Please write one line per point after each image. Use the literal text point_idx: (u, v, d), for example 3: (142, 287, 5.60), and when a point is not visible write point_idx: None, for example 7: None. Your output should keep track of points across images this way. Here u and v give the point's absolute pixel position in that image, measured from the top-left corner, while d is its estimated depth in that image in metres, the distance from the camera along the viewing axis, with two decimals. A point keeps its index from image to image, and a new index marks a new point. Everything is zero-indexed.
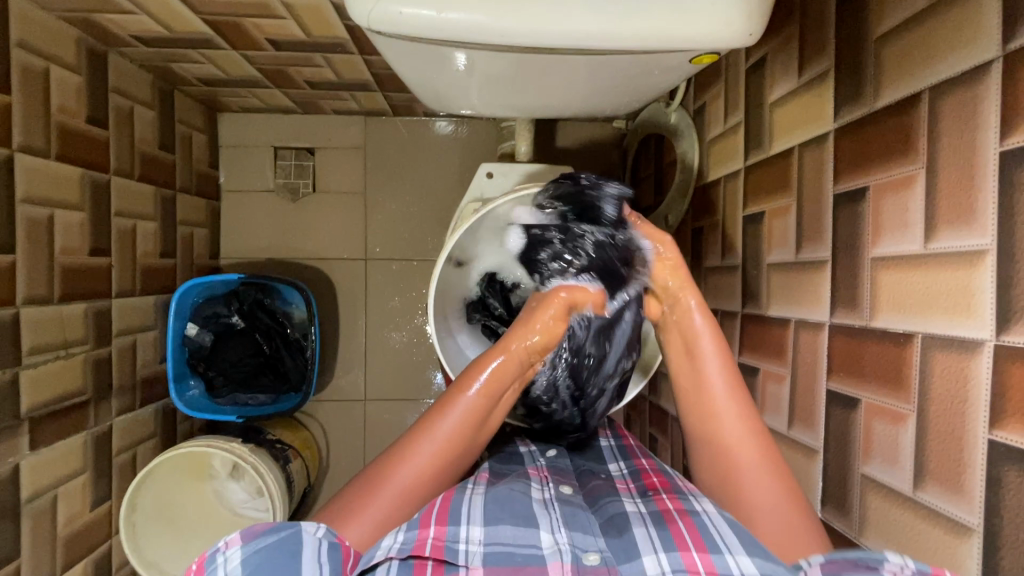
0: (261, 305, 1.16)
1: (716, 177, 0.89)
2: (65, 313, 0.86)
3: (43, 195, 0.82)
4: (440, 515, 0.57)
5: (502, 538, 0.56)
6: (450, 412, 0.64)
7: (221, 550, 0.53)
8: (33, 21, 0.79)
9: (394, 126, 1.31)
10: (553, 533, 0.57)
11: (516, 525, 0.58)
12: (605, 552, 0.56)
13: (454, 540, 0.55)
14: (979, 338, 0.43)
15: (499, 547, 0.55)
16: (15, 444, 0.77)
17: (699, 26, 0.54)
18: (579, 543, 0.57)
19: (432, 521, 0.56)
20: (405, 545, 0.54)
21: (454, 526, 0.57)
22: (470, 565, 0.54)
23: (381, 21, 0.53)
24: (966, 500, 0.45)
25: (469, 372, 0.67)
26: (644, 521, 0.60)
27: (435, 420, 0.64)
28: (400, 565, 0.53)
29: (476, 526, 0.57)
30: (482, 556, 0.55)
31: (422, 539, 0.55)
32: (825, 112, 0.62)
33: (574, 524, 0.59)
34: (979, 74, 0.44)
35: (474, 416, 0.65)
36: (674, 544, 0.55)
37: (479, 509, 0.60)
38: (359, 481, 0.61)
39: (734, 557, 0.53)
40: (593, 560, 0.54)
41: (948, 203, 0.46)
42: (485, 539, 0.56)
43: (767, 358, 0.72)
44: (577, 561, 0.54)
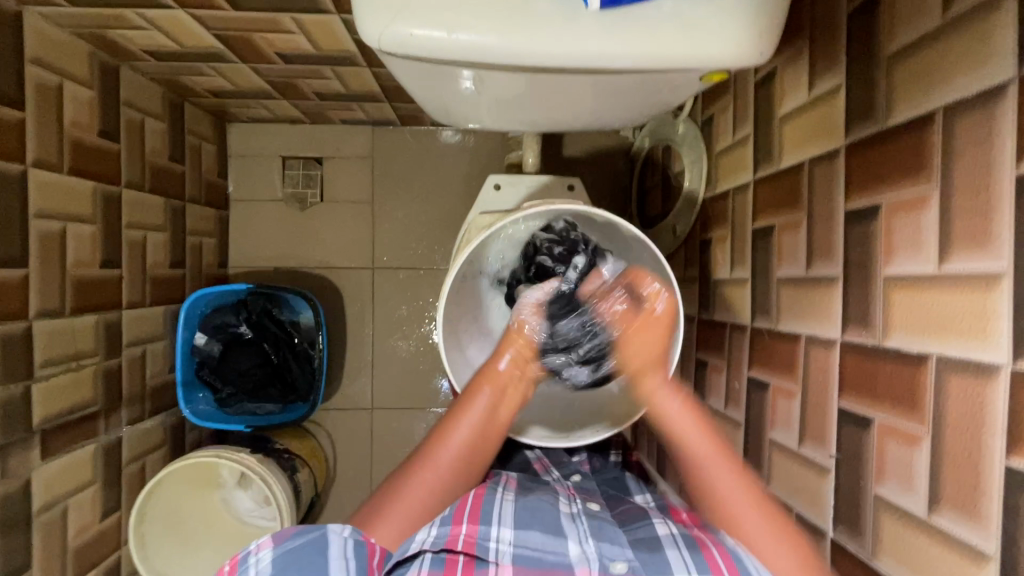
0: (269, 314, 1.16)
1: (724, 189, 0.88)
2: (77, 325, 0.87)
3: (56, 209, 0.83)
4: (473, 515, 0.58)
5: (532, 542, 0.57)
6: (461, 422, 0.68)
7: (252, 553, 0.54)
8: (47, 37, 0.80)
9: (402, 136, 1.31)
10: (580, 543, 0.57)
11: (544, 531, 0.58)
12: (633, 562, 0.56)
13: (486, 539, 0.56)
14: (996, 363, 0.43)
15: (529, 551, 0.56)
16: (27, 457, 0.77)
17: (710, 45, 0.54)
18: (606, 552, 0.57)
19: (464, 519, 0.57)
20: (438, 539, 0.55)
21: (486, 525, 0.57)
22: (499, 562, 0.55)
23: (392, 42, 0.54)
24: (982, 526, 0.44)
25: (460, 407, 0.69)
26: (676, 543, 0.59)
27: (444, 436, 0.68)
28: (433, 559, 0.55)
29: (507, 528, 0.58)
30: (512, 557, 0.55)
31: (455, 535, 0.56)
32: (835, 128, 0.62)
33: (601, 535, 0.60)
34: (994, 95, 0.44)
35: (483, 424, 0.68)
36: (707, 567, 0.55)
37: (511, 512, 0.60)
38: (384, 490, 0.66)
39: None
40: (621, 569, 0.55)
41: (963, 225, 0.46)
42: (515, 540, 0.57)
43: (777, 373, 0.72)
44: (605, 570, 0.55)
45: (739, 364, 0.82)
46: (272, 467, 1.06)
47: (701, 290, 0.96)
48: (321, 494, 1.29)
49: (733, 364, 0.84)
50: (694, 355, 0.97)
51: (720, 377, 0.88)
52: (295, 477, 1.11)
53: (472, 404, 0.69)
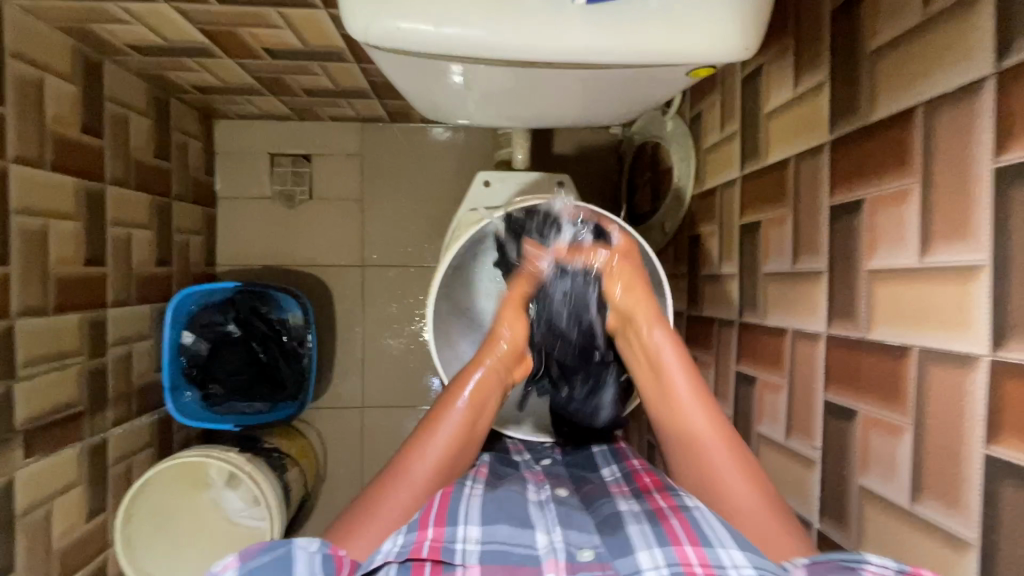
0: (257, 312, 1.15)
1: (712, 185, 0.89)
2: (61, 324, 0.86)
3: (38, 206, 0.82)
4: (439, 516, 0.58)
5: (499, 536, 0.57)
6: (441, 430, 0.67)
7: (218, 574, 0.52)
8: (29, 31, 0.79)
9: (391, 133, 1.31)
10: (548, 533, 0.58)
11: (511, 524, 0.58)
12: (599, 548, 0.56)
13: (452, 540, 0.56)
14: (975, 353, 0.44)
15: (496, 545, 0.56)
16: (10, 457, 0.76)
17: (696, 40, 0.54)
18: (573, 540, 0.58)
19: (431, 522, 0.57)
20: (403, 549, 0.55)
21: (452, 526, 0.57)
22: (467, 564, 0.54)
23: (378, 36, 0.53)
24: (963, 514, 0.45)
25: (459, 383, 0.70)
26: (638, 518, 0.60)
27: (421, 445, 0.66)
28: (399, 568, 0.54)
29: (474, 525, 0.57)
30: (479, 555, 0.55)
31: (420, 541, 0.55)
32: (820, 123, 0.63)
33: (569, 523, 0.60)
34: (972, 90, 0.44)
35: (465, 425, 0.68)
36: (667, 538, 0.55)
37: (478, 508, 0.60)
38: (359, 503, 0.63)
39: (725, 550, 0.53)
40: (587, 557, 0.55)
41: (944, 218, 0.47)
42: (483, 537, 0.56)
43: (764, 367, 0.72)
44: (572, 558, 0.55)
45: (727, 358, 0.83)
46: (261, 466, 1.05)
47: (690, 286, 0.96)
48: (311, 494, 1.28)
49: (721, 359, 0.84)
50: None
51: (709, 372, 0.88)
52: (285, 476, 1.11)
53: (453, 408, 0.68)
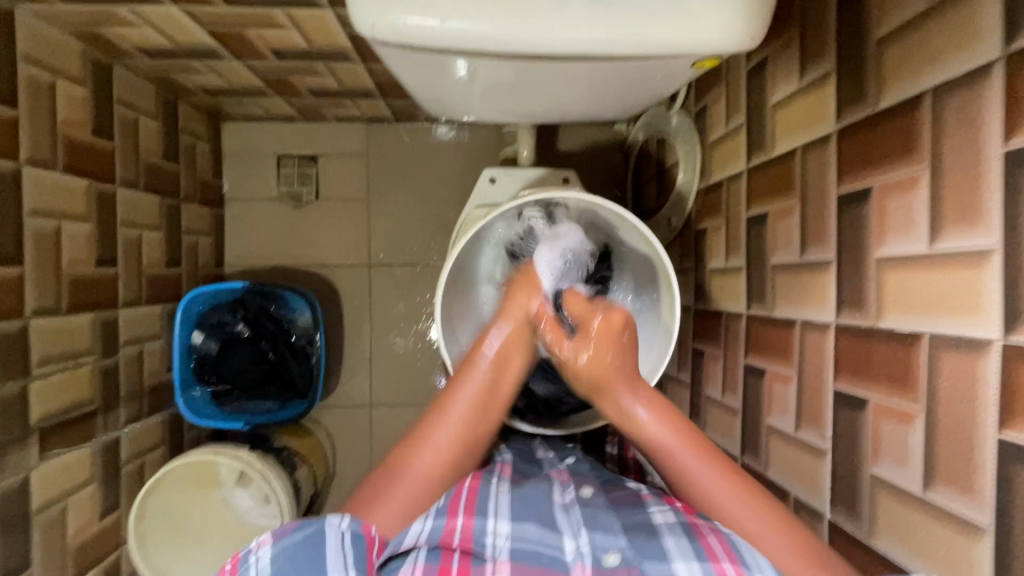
0: (266, 312, 1.16)
1: (718, 179, 0.89)
2: (73, 323, 0.87)
3: (51, 207, 0.83)
4: (468, 507, 0.59)
5: (526, 534, 0.57)
6: (461, 389, 0.67)
7: (253, 550, 0.53)
8: (39, 35, 0.80)
9: (396, 133, 1.31)
10: (575, 536, 0.58)
11: (539, 524, 0.59)
12: (627, 552, 0.56)
13: (481, 534, 0.56)
14: (987, 338, 0.43)
15: (525, 543, 0.56)
16: (25, 455, 0.77)
17: (702, 31, 0.55)
18: (600, 543, 0.57)
19: (460, 510, 0.58)
20: (434, 531, 0.56)
21: (481, 518, 0.58)
22: (496, 559, 0.55)
23: (384, 31, 0.54)
24: (975, 499, 0.45)
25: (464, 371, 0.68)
26: (674, 531, 0.58)
27: (415, 444, 0.64)
28: (428, 552, 0.55)
29: (503, 519, 0.58)
30: (509, 551, 0.56)
31: (450, 528, 0.56)
32: (826, 114, 0.63)
33: (595, 525, 0.59)
34: (981, 74, 0.44)
35: (486, 394, 0.67)
36: (704, 552, 0.54)
37: (506, 503, 0.60)
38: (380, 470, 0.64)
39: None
40: (614, 562, 0.55)
41: (953, 204, 0.46)
42: (512, 534, 0.57)
43: (774, 359, 0.72)
44: (598, 563, 0.55)
45: (736, 352, 0.82)
46: (272, 465, 1.06)
47: (697, 280, 0.96)
48: (320, 492, 1.29)
49: (729, 353, 0.84)
50: (691, 344, 0.98)
51: (717, 366, 0.88)
52: (295, 474, 1.11)
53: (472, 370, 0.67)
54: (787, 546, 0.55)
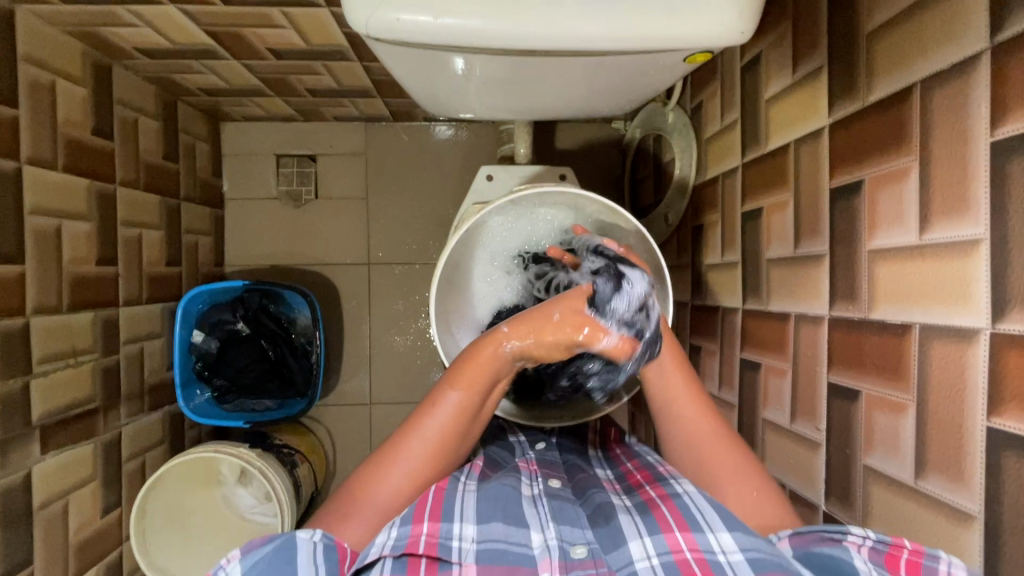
0: (266, 311, 1.17)
1: (714, 175, 0.89)
2: (74, 321, 0.87)
3: (51, 206, 0.84)
4: (434, 512, 0.58)
5: (493, 534, 0.57)
6: (431, 418, 0.62)
7: (222, 566, 0.53)
8: (40, 36, 0.81)
9: (395, 132, 1.32)
10: (541, 531, 0.58)
11: (506, 521, 0.59)
12: (593, 544, 0.57)
13: (447, 538, 0.56)
14: (975, 327, 0.44)
15: (492, 544, 0.56)
16: (27, 451, 0.78)
17: (694, 25, 0.55)
18: (567, 536, 0.58)
19: (425, 517, 0.57)
20: (398, 542, 0.55)
21: (447, 522, 0.57)
22: (462, 563, 0.55)
23: (379, 27, 0.54)
24: (966, 487, 0.45)
25: (463, 361, 0.63)
26: (629, 511, 0.62)
27: (405, 436, 0.62)
28: (393, 564, 0.54)
29: (468, 524, 0.58)
30: (475, 554, 0.56)
31: (416, 536, 0.55)
32: (819, 107, 0.63)
33: (562, 517, 0.60)
34: (969, 65, 0.45)
35: (460, 421, 0.63)
36: (658, 526, 0.57)
37: (472, 507, 0.60)
38: (344, 490, 0.61)
39: (716, 535, 0.55)
40: (580, 555, 0.56)
41: (942, 194, 0.47)
42: (478, 537, 0.57)
43: (769, 353, 0.73)
44: (566, 556, 0.56)
45: (732, 346, 0.83)
46: (271, 462, 1.06)
47: (694, 276, 0.97)
48: (321, 490, 1.29)
49: (725, 347, 0.85)
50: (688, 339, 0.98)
51: (714, 361, 0.89)
52: (295, 471, 1.12)
53: (445, 396, 0.62)
54: (749, 480, 0.61)
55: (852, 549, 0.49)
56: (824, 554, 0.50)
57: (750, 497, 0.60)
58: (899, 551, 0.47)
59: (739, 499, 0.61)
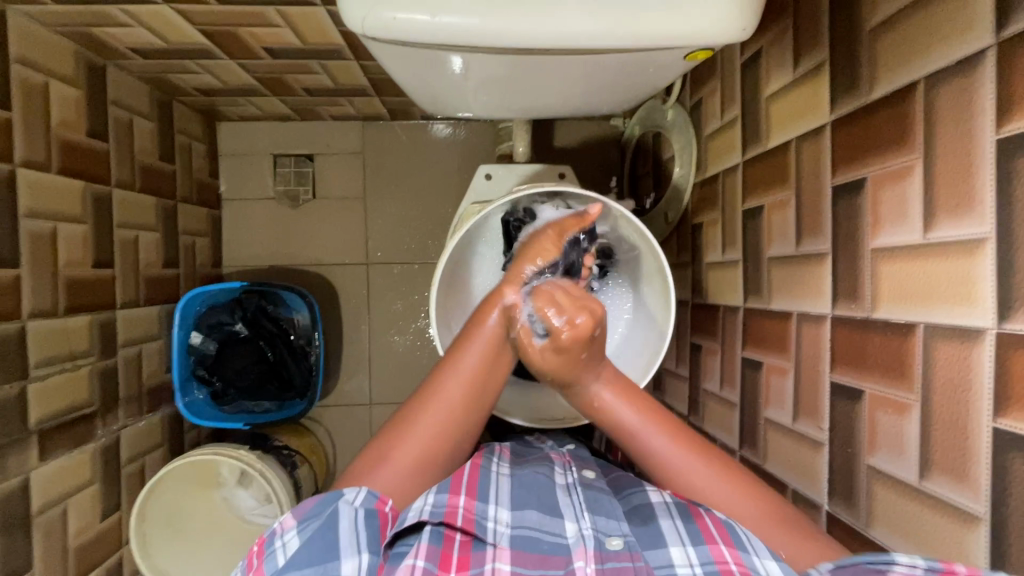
0: (264, 312, 1.16)
1: (714, 172, 0.89)
2: (71, 324, 0.87)
3: (46, 209, 0.83)
4: (470, 489, 0.59)
5: (529, 521, 0.58)
6: (472, 345, 0.65)
7: (277, 533, 0.54)
8: (31, 36, 0.80)
9: (393, 131, 1.31)
10: (577, 520, 0.58)
11: (542, 510, 0.59)
12: (630, 537, 0.56)
13: (484, 518, 0.57)
14: (981, 327, 0.43)
15: (526, 531, 0.56)
16: (24, 456, 0.77)
17: (694, 22, 0.54)
18: (602, 527, 0.57)
19: (462, 491, 0.58)
20: (436, 509, 0.55)
21: (483, 503, 0.58)
22: (496, 545, 0.55)
23: (375, 26, 0.54)
24: (971, 488, 0.45)
25: (490, 303, 0.66)
26: (670, 513, 0.60)
27: (439, 382, 0.63)
28: (432, 532, 0.55)
29: (503, 508, 0.59)
30: (510, 538, 0.56)
31: (453, 506, 0.56)
32: (820, 105, 0.62)
33: (598, 508, 0.60)
34: (974, 62, 0.44)
35: (492, 351, 0.65)
36: (702, 537, 0.56)
37: (507, 491, 0.61)
38: (394, 419, 0.63)
39: (762, 560, 0.53)
40: (616, 546, 0.55)
41: (947, 193, 0.46)
42: (512, 522, 0.58)
43: (770, 352, 0.72)
44: (601, 546, 0.55)
45: (733, 345, 0.82)
46: (271, 464, 1.06)
47: (695, 274, 0.96)
48: (321, 492, 1.29)
49: (727, 346, 0.84)
50: (689, 338, 0.98)
51: (715, 360, 0.88)
52: (295, 473, 1.12)
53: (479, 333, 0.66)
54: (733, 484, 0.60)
55: None
56: None
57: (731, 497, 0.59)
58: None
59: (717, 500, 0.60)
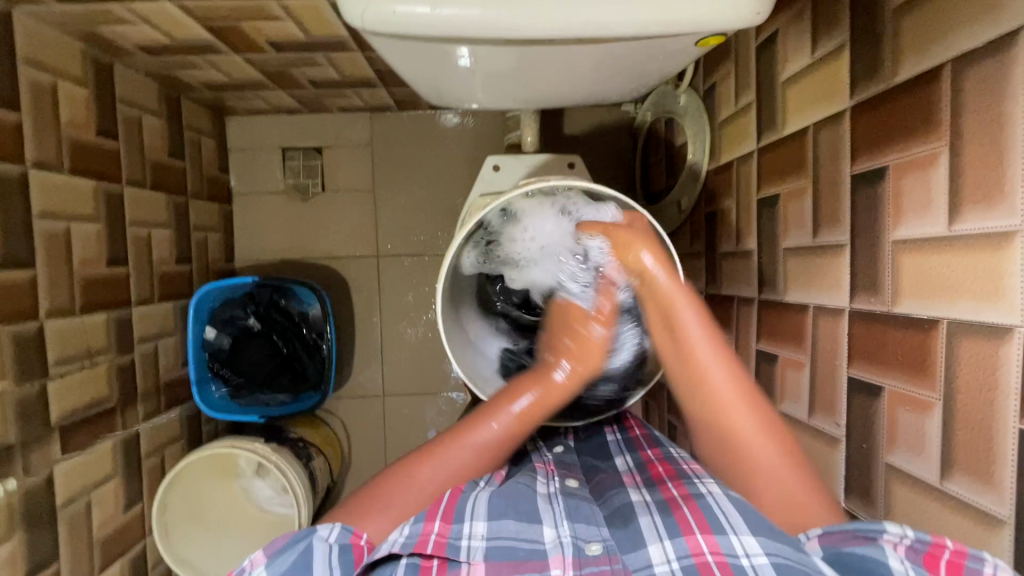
0: (276, 305, 1.17)
1: (728, 160, 0.86)
2: (88, 323, 0.88)
3: (59, 209, 0.84)
4: (446, 512, 0.60)
5: (505, 532, 0.59)
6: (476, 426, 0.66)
7: (246, 568, 0.54)
8: (38, 37, 0.80)
9: (400, 122, 1.30)
10: (555, 527, 0.60)
11: (518, 519, 0.60)
12: (608, 542, 0.58)
13: (457, 538, 0.58)
14: (1008, 323, 0.42)
15: (502, 541, 0.58)
16: (47, 452, 0.79)
17: (705, 8, 0.52)
18: (581, 534, 0.59)
19: (437, 517, 0.59)
20: (408, 540, 0.56)
21: (458, 523, 0.59)
22: (471, 560, 0.56)
23: (375, 21, 0.52)
24: (996, 491, 0.43)
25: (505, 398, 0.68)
26: (650, 509, 0.61)
27: (439, 447, 0.65)
28: (407, 565, 0.56)
29: (479, 521, 0.60)
30: (485, 551, 0.57)
31: (425, 534, 0.57)
32: (840, 89, 0.60)
33: (576, 516, 0.62)
34: (1006, 43, 0.41)
35: (511, 430, 0.66)
36: (679, 529, 0.56)
37: (485, 502, 0.61)
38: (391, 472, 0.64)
39: (739, 537, 0.53)
40: (595, 551, 0.56)
41: (973, 184, 0.44)
42: (488, 534, 0.58)
43: (786, 345, 0.71)
44: (580, 552, 0.57)
45: (748, 337, 0.80)
46: (286, 455, 1.08)
47: (708, 264, 0.94)
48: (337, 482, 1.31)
49: (742, 339, 0.82)
50: None
51: None
52: (310, 465, 1.13)
53: (504, 413, 0.67)
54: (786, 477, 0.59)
55: (888, 548, 0.47)
56: (855, 556, 0.48)
57: (785, 480, 0.59)
58: (939, 550, 0.44)
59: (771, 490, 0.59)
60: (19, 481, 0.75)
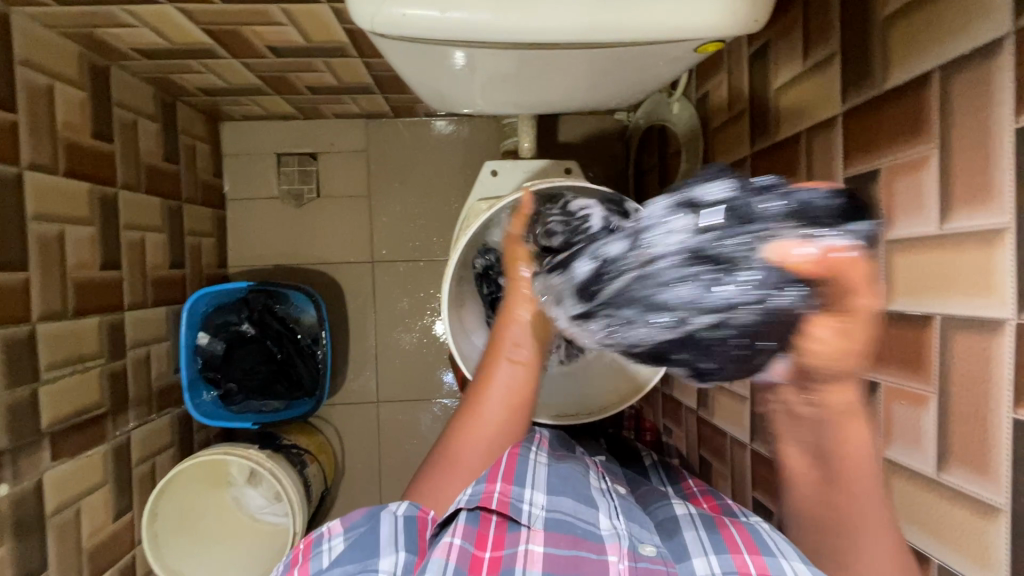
0: (271, 311, 1.16)
1: (721, 166, 0.88)
2: (81, 327, 0.87)
3: (54, 212, 0.83)
4: (507, 475, 0.62)
5: (563, 507, 0.61)
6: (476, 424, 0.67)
7: (324, 534, 0.59)
8: (35, 38, 0.80)
9: (396, 129, 1.31)
10: (611, 518, 0.60)
11: (575, 500, 0.62)
12: (661, 548, 0.58)
13: (519, 500, 0.60)
14: (1000, 318, 0.43)
15: (559, 514, 0.60)
16: (37, 458, 0.78)
17: (705, 14, 0.54)
18: (637, 534, 0.59)
19: (499, 478, 0.61)
20: (473, 496, 0.60)
21: (520, 486, 0.61)
22: (530, 525, 0.58)
23: (384, 23, 0.53)
24: (992, 481, 0.45)
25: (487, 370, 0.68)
26: (694, 523, 0.61)
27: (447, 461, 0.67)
28: (468, 513, 0.59)
29: (539, 492, 0.62)
30: (544, 520, 0.59)
31: (489, 492, 0.60)
32: (832, 95, 0.62)
33: (631, 517, 0.62)
34: (992, 50, 0.44)
35: (504, 410, 0.67)
36: (724, 546, 0.56)
37: (544, 477, 0.64)
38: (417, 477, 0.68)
39: (788, 561, 0.53)
40: (650, 552, 0.56)
41: (963, 184, 0.46)
42: (547, 505, 0.61)
43: None
44: (634, 549, 0.57)
45: None
46: (281, 463, 1.06)
47: None
48: (330, 489, 1.29)
49: None
50: None
51: None
52: (305, 471, 1.12)
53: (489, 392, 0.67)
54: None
55: None
56: None
57: None
58: None
59: (873, 559, 0.51)
60: (9, 488, 0.73)
